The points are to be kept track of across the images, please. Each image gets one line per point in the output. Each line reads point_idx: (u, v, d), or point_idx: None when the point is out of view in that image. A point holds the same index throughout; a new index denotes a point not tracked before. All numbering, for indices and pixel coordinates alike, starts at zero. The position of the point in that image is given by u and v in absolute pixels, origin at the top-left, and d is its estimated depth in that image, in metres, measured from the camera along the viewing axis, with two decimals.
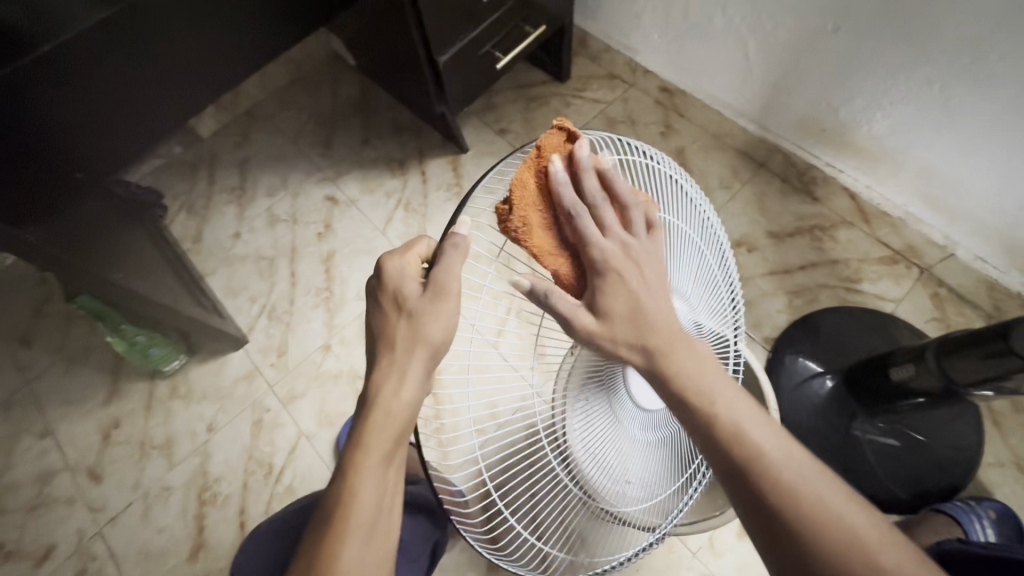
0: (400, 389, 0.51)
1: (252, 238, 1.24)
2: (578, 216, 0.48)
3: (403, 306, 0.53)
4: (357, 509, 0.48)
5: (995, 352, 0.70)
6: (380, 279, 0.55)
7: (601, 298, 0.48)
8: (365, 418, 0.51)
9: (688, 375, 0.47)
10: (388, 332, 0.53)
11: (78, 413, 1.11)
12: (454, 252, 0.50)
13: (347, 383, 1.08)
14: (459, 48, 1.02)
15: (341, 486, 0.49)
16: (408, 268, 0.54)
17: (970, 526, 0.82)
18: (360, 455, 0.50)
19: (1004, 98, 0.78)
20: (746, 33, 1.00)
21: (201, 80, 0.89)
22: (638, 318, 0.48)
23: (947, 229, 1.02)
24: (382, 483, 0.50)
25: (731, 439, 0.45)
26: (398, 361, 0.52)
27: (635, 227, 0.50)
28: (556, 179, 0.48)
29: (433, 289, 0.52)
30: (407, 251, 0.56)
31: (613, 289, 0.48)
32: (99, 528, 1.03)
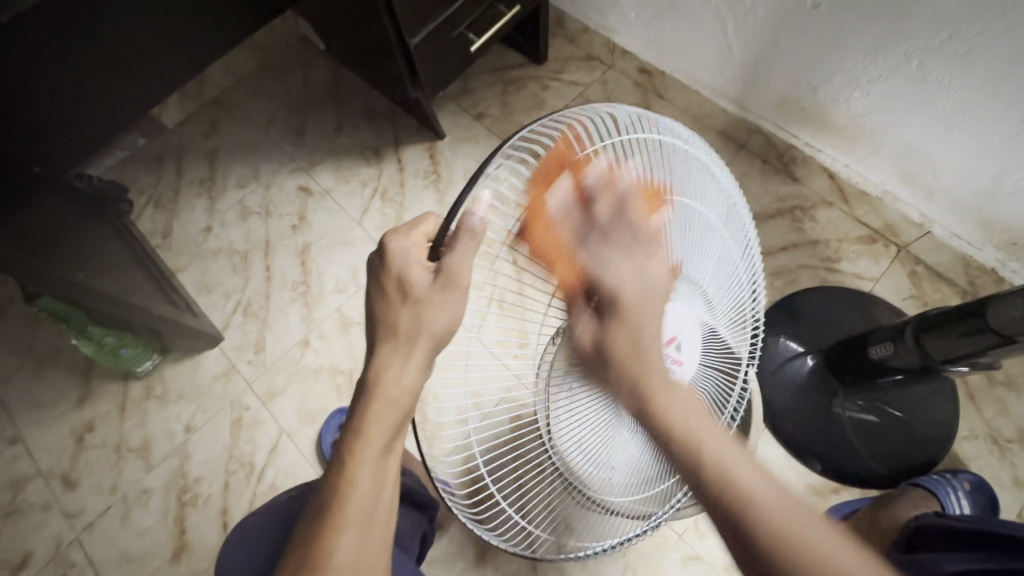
0: (401, 376, 0.50)
1: (224, 231, 1.20)
2: (578, 252, 0.48)
3: (408, 292, 0.50)
4: (356, 499, 0.48)
5: (972, 329, 0.70)
6: (381, 259, 0.51)
7: (609, 330, 0.50)
8: (365, 405, 0.50)
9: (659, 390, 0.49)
10: (391, 319, 0.51)
11: (48, 417, 1.07)
12: (470, 239, 0.44)
13: (328, 378, 1.06)
14: (432, 30, 0.98)
15: (338, 476, 0.49)
16: (411, 250, 0.50)
17: (946, 499, 0.83)
18: (359, 444, 0.49)
19: (982, 73, 0.78)
20: (725, 11, 0.98)
21: (160, 63, 0.84)
22: (638, 341, 0.49)
23: (924, 207, 1.02)
24: (380, 474, 0.49)
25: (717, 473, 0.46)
26: (399, 349, 0.50)
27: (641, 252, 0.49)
28: (557, 207, 0.48)
29: (443, 280, 0.48)
30: (412, 229, 0.52)
31: (616, 323, 0.49)
32: (77, 533, 1.00)
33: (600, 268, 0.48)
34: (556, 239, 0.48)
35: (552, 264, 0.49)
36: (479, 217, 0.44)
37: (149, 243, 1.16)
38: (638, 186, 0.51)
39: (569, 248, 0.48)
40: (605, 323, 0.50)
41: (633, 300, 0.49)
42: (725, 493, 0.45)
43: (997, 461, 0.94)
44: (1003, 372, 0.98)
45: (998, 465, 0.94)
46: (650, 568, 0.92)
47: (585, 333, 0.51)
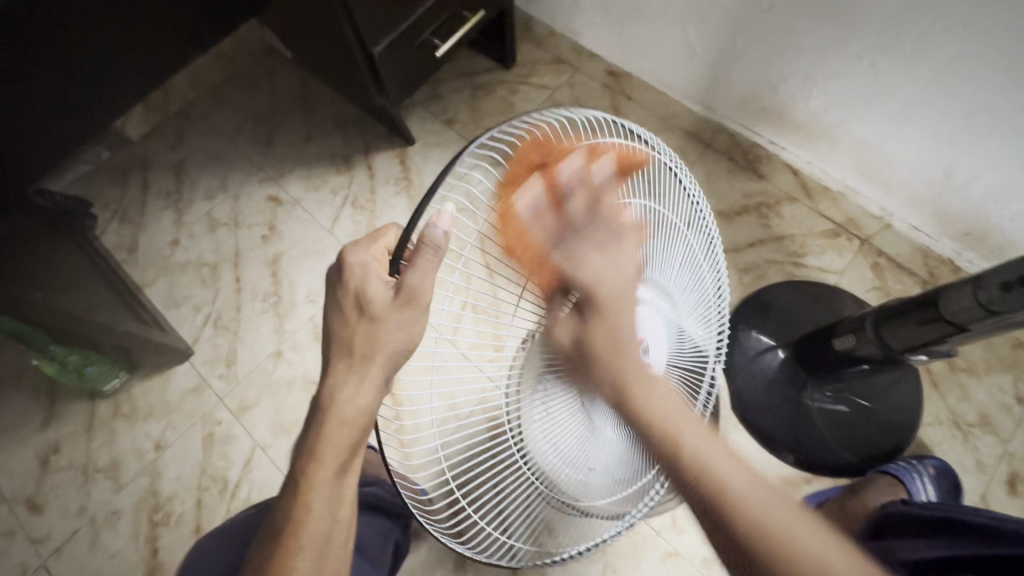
0: (356, 397, 0.50)
1: (192, 244, 1.18)
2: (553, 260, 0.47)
3: (364, 308, 0.50)
4: (310, 524, 0.48)
5: (927, 318, 0.72)
6: (340, 271, 0.51)
7: (587, 321, 0.51)
8: (320, 427, 0.50)
9: (656, 400, 0.50)
10: (347, 337, 0.51)
11: (11, 440, 1.04)
12: (432, 253, 0.44)
13: (302, 389, 1.05)
14: (396, 37, 0.98)
15: (293, 498, 0.49)
16: (371, 263, 0.50)
17: (913, 485, 0.86)
18: (312, 468, 0.49)
19: (926, 72, 0.81)
20: (685, 14, 1.00)
21: (122, 78, 0.83)
22: (616, 343, 0.51)
23: (884, 201, 1.05)
24: (335, 496, 0.50)
25: (700, 473, 0.47)
26: (353, 369, 0.50)
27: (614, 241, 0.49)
28: (530, 209, 0.45)
29: (402, 296, 0.47)
30: (375, 241, 0.52)
31: (595, 320, 0.51)
32: (43, 560, 0.98)
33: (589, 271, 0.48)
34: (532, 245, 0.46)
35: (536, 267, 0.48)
36: (442, 230, 0.43)
37: (114, 258, 1.14)
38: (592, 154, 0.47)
39: (546, 244, 0.47)
40: (584, 314, 0.51)
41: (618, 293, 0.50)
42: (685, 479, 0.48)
43: (960, 446, 0.97)
44: (964, 359, 1.01)
45: (961, 449, 0.97)
46: (629, 565, 0.93)
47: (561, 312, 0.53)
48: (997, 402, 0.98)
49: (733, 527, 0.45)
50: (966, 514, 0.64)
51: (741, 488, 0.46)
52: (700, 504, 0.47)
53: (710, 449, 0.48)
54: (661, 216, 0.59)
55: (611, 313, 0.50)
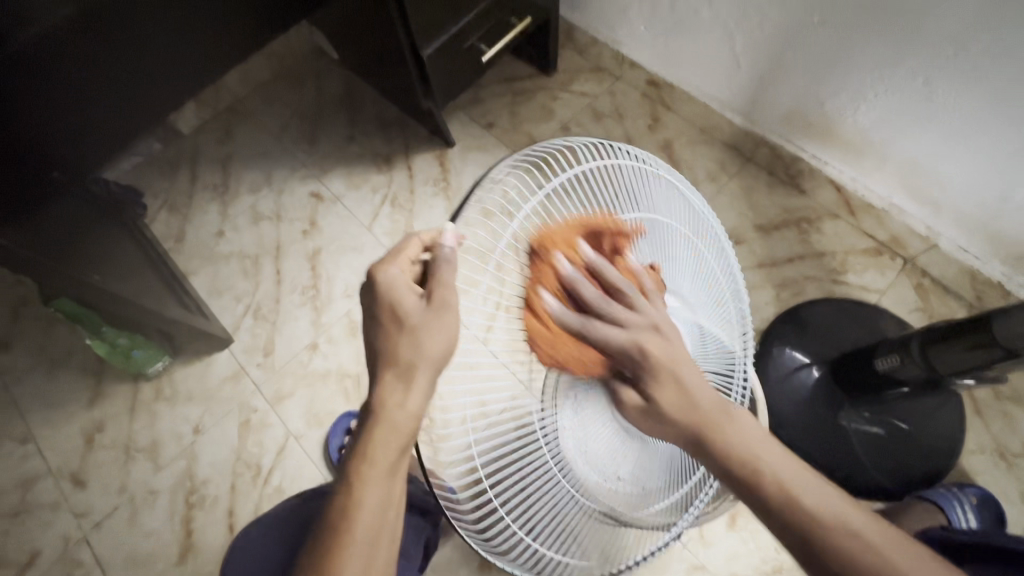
0: (405, 401, 0.51)
1: (236, 236, 1.22)
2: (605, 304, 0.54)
3: (403, 319, 0.52)
4: (359, 521, 0.48)
5: (976, 343, 0.71)
6: (374, 290, 0.54)
7: (653, 391, 0.53)
8: (369, 431, 0.51)
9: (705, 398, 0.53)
10: (391, 346, 0.52)
11: (59, 416, 1.09)
12: (447, 266, 0.52)
13: (336, 381, 1.07)
14: (445, 41, 1.00)
15: (344, 495, 0.50)
16: (400, 278, 0.54)
17: (952, 512, 0.83)
18: (364, 467, 0.50)
19: (987, 91, 0.79)
20: (733, 27, 1.00)
21: (176, 74, 0.84)
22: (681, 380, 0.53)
23: (930, 221, 1.03)
24: (386, 494, 0.50)
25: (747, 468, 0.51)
26: (401, 375, 0.51)
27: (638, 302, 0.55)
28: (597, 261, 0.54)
29: (435, 302, 0.52)
30: (399, 257, 0.55)
31: (655, 383, 0.53)
32: (84, 533, 1.01)
33: (614, 335, 0.52)
34: (571, 339, 0.53)
35: (578, 365, 0.54)
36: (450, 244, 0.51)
37: (162, 247, 1.18)
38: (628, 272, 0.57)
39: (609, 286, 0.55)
40: (648, 392, 0.53)
41: (662, 351, 0.53)
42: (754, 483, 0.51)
43: (1004, 476, 0.94)
44: (1010, 387, 0.98)
45: (1005, 480, 0.93)
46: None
47: (632, 398, 0.55)
48: None
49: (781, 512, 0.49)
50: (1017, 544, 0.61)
51: (791, 477, 0.50)
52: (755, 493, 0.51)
53: (771, 458, 0.51)
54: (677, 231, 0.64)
55: (665, 370, 0.53)
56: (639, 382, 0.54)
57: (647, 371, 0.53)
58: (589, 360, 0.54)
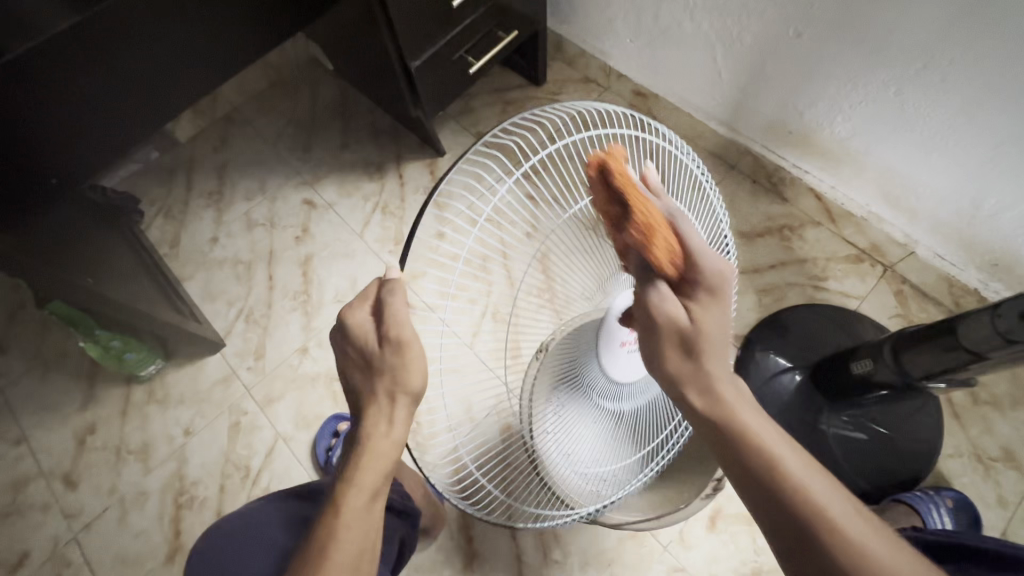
0: (388, 434, 0.53)
1: (230, 242, 1.24)
2: (680, 223, 0.46)
3: (373, 362, 0.53)
4: (338, 550, 0.49)
5: (947, 346, 0.72)
6: (343, 334, 0.55)
7: (700, 314, 0.46)
8: (355, 460, 0.52)
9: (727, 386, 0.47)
10: (368, 388, 0.54)
11: (52, 418, 1.10)
12: (398, 301, 0.52)
13: (325, 384, 1.09)
14: (433, 53, 1.04)
15: (329, 520, 0.50)
16: (368, 320, 0.53)
17: (928, 515, 0.84)
18: (350, 493, 0.51)
19: (956, 100, 0.81)
20: (714, 39, 1.03)
21: (178, 85, 0.87)
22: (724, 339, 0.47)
23: (908, 228, 1.04)
24: (368, 523, 0.51)
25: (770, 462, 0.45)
26: (382, 409, 0.53)
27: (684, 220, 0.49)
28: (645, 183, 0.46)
29: (396, 344, 0.52)
30: (364, 297, 0.54)
31: (710, 303, 0.46)
32: (75, 534, 1.03)
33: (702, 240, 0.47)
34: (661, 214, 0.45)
35: (657, 240, 0.43)
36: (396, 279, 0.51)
37: (158, 252, 1.20)
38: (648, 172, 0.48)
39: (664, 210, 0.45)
40: (695, 314, 0.46)
41: (731, 284, 0.47)
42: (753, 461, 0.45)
43: (982, 480, 0.95)
44: (988, 392, 0.99)
45: (983, 484, 0.95)
46: None
47: (676, 314, 0.46)
48: None
49: (796, 517, 0.43)
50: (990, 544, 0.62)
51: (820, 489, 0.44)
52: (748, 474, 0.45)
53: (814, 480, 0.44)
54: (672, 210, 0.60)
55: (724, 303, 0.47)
56: (695, 301, 0.46)
57: (707, 287, 0.46)
58: (677, 251, 0.45)
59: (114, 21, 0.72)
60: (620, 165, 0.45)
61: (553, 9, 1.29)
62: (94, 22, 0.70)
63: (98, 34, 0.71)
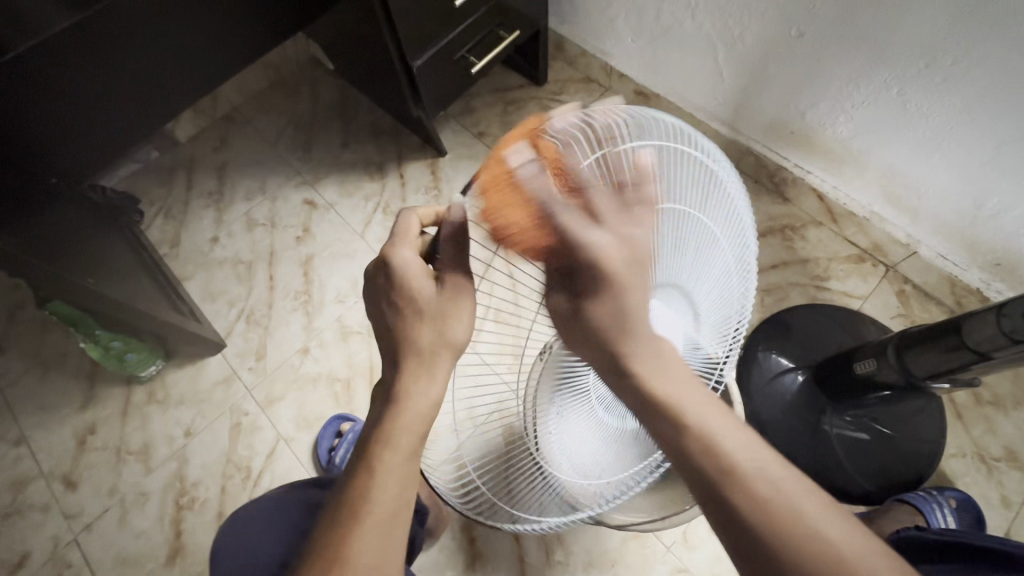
0: (430, 389, 0.52)
1: (230, 242, 1.24)
2: (560, 217, 0.43)
3: (421, 308, 0.52)
4: (375, 505, 0.48)
5: (950, 346, 0.72)
6: (388, 277, 0.53)
7: (593, 305, 0.48)
8: (392, 417, 0.52)
9: (654, 376, 0.48)
10: (412, 336, 0.53)
11: (52, 419, 1.10)
12: (455, 245, 0.51)
13: (326, 385, 1.09)
14: (435, 52, 1.03)
15: (363, 481, 0.50)
16: (413, 262, 0.53)
17: (931, 515, 0.84)
18: (387, 453, 0.51)
19: (958, 100, 0.81)
20: (715, 39, 1.03)
21: (179, 84, 0.86)
22: (628, 325, 0.48)
23: (910, 228, 1.04)
24: (405, 479, 0.51)
25: (703, 450, 0.45)
26: (423, 365, 0.53)
27: (603, 210, 0.45)
28: (532, 172, 0.43)
29: (451, 289, 0.52)
30: (408, 238, 0.54)
31: (601, 298, 0.47)
32: (75, 535, 1.02)
33: (581, 228, 0.44)
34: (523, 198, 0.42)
35: (522, 242, 0.43)
36: (456, 218, 0.48)
37: (158, 252, 1.20)
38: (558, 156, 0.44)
39: (543, 205, 0.43)
40: (588, 305, 0.48)
41: (619, 272, 0.46)
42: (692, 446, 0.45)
43: (985, 480, 0.95)
44: (990, 392, 0.99)
45: (985, 484, 0.94)
46: None
47: (564, 302, 0.49)
48: None
49: (733, 506, 0.42)
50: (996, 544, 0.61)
51: (759, 473, 0.43)
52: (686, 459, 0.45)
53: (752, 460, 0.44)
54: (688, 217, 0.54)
55: (620, 292, 0.47)
56: (582, 292, 0.48)
57: (597, 286, 0.46)
58: (540, 238, 0.44)
59: (115, 20, 0.72)
60: (503, 157, 0.44)
61: (554, 9, 1.28)
62: (95, 20, 0.69)
63: (100, 33, 0.71)
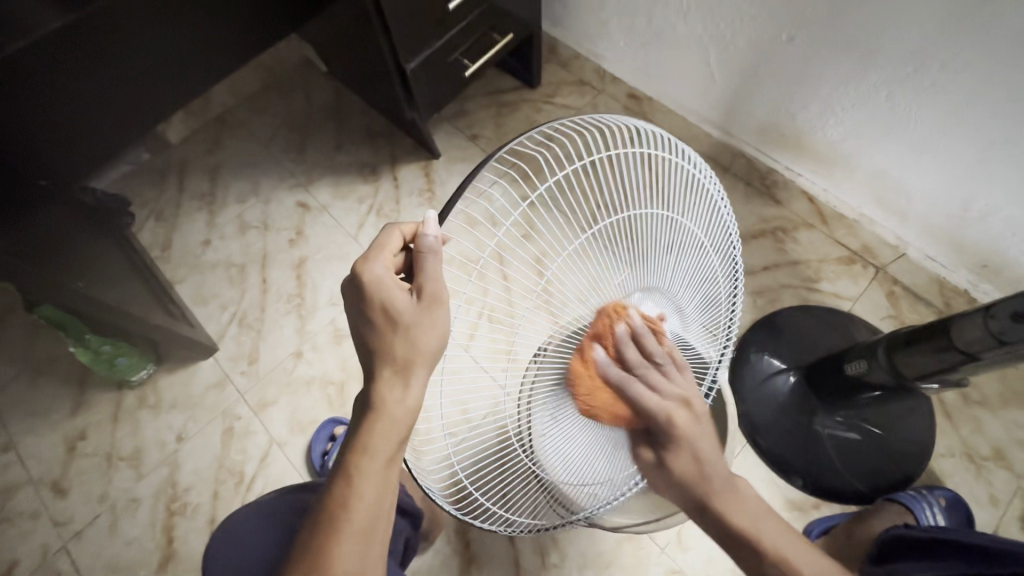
0: (405, 397, 0.52)
1: (223, 245, 1.23)
2: (628, 388, 0.54)
3: (397, 320, 0.51)
4: (354, 513, 0.50)
5: (939, 347, 0.73)
6: (359, 291, 0.51)
7: (668, 458, 0.54)
8: (369, 424, 0.52)
9: (735, 509, 0.53)
10: (387, 346, 0.52)
11: (42, 425, 1.09)
12: (432, 258, 0.50)
13: (320, 389, 1.08)
14: (428, 55, 1.03)
15: (339, 489, 0.51)
16: (387, 275, 0.51)
17: (922, 512, 0.85)
18: (363, 461, 0.51)
19: (945, 105, 0.83)
20: (707, 42, 1.04)
21: (170, 86, 0.86)
22: (700, 464, 0.53)
23: (899, 230, 1.06)
24: (383, 485, 0.52)
25: (698, 474, 0.53)
26: (399, 372, 0.52)
27: (668, 380, 0.55)
28: (603, 357, 0.57)
29: (427, 300, 0.51)
30: (382, 249, 0.51)
31: (674, 451, 0.54)
32: (65, 542, 1.01)
33: (647, 398, 0.54)
34: (598, 383, 0.57)
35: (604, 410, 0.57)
36: (432, 235, 0.50)
37: (149, 255, 1.19)
38: (626, 340, 0.57)
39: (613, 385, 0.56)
40: (664, 458, 0.54)
41: (687, 426, 0.53)
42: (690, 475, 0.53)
43: (974, 480, 0.96)
44: (978, 392, 1.01)
45: (974, 483, 0.96)
46: None
47: (646, 458, 0.56)
48: (1013, 437, 0.97)
49: (719, 518, 0.53)
50: (986, 541, 0.61)
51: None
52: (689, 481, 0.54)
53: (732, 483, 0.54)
54: (679, 226, 0.62)
55: (687, 442, 0.53)
56: (659, 448, 0.55)
57: (672, 443, 0.54)
58: (617, 410, 0.56)
59: (108, 24, 0.71)
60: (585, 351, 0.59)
61: (547, 11, 1.29)
62: (88, 23, 0.69)
63: (92, 36, 0.71)
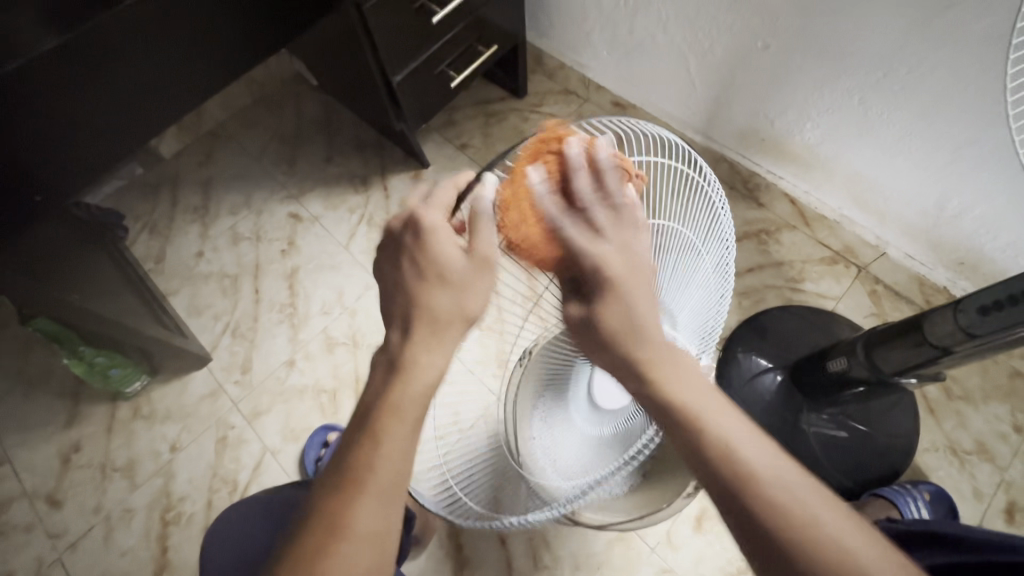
0: None
1: (215, 256, 1.24)
2: (564, 227, 0.45)
3: (446, 279, 0.47)
4: (353, 523, 0.41)
5: (915, 341, 0.75)
6: (414, 241, 0.48)
7: (601, 310, 0.47)
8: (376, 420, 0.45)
9: (685, 390, 0.45)
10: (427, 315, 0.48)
11: (36, 438, 1.09)
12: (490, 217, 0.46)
13: (313, 397, 1.09)
14: (414, 67, 1.06)
15: (339, 498, 0.42)
16: (440, 228, 0.47)
17: (905, 507, 0.86)
18: (370, 461, 0.43)
19: (917, 106, 0.85)
20: (686, 51, 1.06)
21: (160, 100, 0.87)
22: (638, 323, 0.47)
23: (879, 230, 1.08)
24: (392, 490, 0.43)
25: (722, 456, 0.42)
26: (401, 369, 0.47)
27: (624, 224, 0.47)
28: (540, 182, 0.45)
29: (478, 261, 0.47)
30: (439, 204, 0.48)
31: (608, 300, 0.47)
32: (59, 554, 1.01)
33: (590, 243, 0.46)
34: (531, 211, 0.44)
35: (539, 248, 0.45)
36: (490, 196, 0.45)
37: (143, 268, 1.20)
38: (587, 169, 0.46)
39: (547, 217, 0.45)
40: (596, 309, 0.47)
41: (621, 270, 0.46)
42: (719, 465, 0.42)
43: (958, 473, 0.97)
44: (960, 387, 1.02)
45: (958, 477, 0.97)
46: None
47: (575, 310, 0.48)
48: (994, 430, 0.99)
49: (762, 510, 0.40)
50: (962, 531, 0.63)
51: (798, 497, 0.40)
52: (717, 478, 0.42)
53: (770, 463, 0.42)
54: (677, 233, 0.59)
55: (623, 293, 0.46)
56: (587, 297, 0.47)
57: (607, 292, 0.46)
58: (551, 247, 0.46)
59: (98, 46, 0.73)
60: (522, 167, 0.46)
61: (532, 23, 1.32)
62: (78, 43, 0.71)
63: (86, 55, 0.73)
